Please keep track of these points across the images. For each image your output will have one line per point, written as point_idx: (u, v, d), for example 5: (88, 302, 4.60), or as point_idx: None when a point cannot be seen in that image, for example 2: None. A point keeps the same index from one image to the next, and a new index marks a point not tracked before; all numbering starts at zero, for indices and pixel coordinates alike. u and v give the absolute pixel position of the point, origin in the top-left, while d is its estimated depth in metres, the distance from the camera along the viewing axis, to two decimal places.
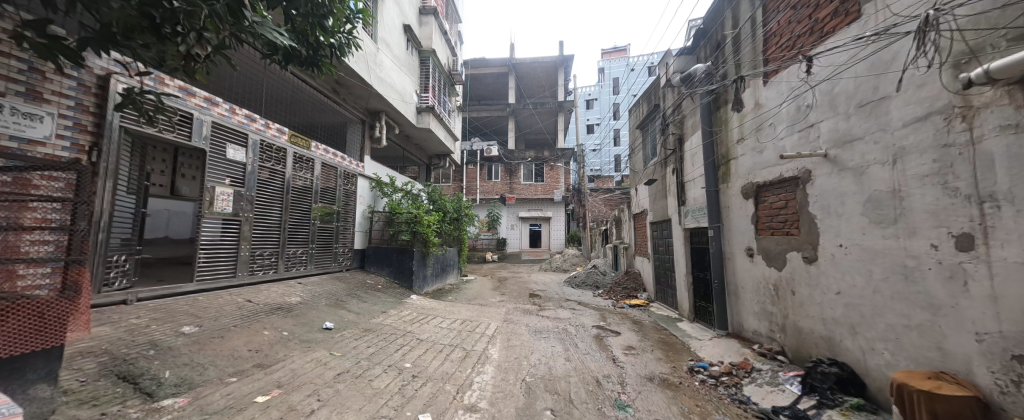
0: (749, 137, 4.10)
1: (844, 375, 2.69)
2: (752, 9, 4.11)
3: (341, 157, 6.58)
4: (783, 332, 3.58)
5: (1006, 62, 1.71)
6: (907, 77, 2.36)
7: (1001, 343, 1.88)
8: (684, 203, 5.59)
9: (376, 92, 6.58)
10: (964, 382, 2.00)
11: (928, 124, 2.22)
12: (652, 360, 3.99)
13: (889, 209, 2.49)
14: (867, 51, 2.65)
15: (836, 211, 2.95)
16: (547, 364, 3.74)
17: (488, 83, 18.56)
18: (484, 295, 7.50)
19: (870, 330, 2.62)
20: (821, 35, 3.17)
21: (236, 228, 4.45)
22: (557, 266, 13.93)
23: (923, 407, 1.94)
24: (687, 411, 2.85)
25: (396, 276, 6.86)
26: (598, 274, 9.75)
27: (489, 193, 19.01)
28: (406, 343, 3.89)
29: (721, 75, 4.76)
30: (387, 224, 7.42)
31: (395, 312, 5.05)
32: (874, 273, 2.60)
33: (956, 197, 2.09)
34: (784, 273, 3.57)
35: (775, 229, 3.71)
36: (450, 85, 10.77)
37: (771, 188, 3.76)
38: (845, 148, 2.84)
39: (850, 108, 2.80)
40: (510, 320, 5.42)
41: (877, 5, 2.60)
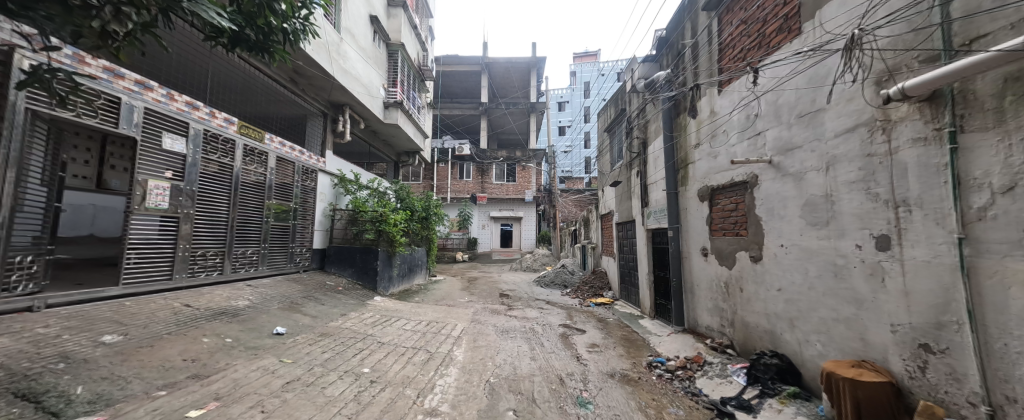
0: (704, 142, 4.33)
1: (783, 366, 2.91)
2: (709, 21, 4.32)
3: (299, 151, 6.22)
4: (731, 327, 3.81)
5: (922, 79, 1.90)
6: (838, 91, 2.58)
7: (911, 333, 2.10)
8: (647, 205, 5.81)
9: (339, 84, 6.30)
10: (881, 369, 2.23)
11: (856, 135, 2.44)
12: (614, 356, 4.11)
13: (823, 211, 2.71)
14: (805, 65, 2.88)
15: (779, 214, 3.17)
16: (511, 364, 3.72)
17: (460, 80, 18.32)
18: (452, 296, 7.39)
19: (806, 324, 2.84)
20: (767, 49, 3.40)
21: (175, 226, 4.07)
22: (527, 266, 14.02)
23: (847, 393, 2.13)
24: (644, 405, 2.95)
25: (359, 277, 6.59)
26: (566, 273, 9.93)
27: (460, 192, 18.83)
28: (366, 346, 3.73)
29: (681, 82, 4.99)
30: (350, 223, 7.11)
31: (356, 314, 4.85)
32: (810, 271, 2.83)
33: (877, 202, 2.31)
34: (733, 271, 3.80)
35: (726, 229, 3.94)
36: (420, 82, 10.57)
37: (723, 192, 3.99)
38: (786, 155, 3.07)
39: (791, 118, 3.02)
40: (476, 320, 5.37)
41: (815, 23, 2.83)
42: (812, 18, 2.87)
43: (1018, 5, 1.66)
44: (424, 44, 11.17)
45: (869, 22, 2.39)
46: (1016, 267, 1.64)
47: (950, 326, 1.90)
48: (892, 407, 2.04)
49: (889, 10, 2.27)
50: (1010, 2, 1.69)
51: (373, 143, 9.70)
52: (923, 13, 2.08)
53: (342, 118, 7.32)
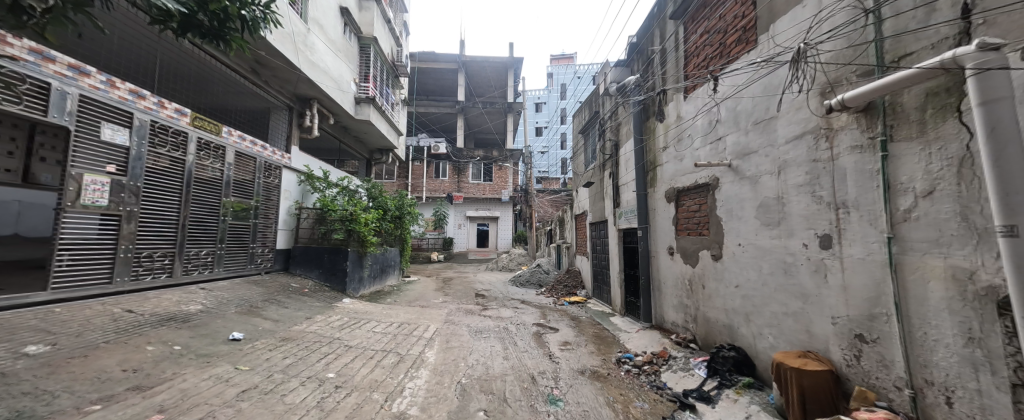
0: (671, 146, 4.52)
1: (739, 358, 3.09)
2: (676, 28, 4.50)
3: (261, 146, 5.90)
4: (694, 323, 3.99)
5: (859, 92, 2.08)
6: (788, 101, 2.78)
7: (849, 325, 2.29)
8: (618, 205, 5.97)
9: (305, 77, 6.01)
10: (823, 359, 2.42)
11: (803, 142, 2.63)
12: (586, 354, 4.20)
13: (775, 212, 2.90)
14: (760, 75, 3.07)
15: (736, 214, 3.36)
16: (483, 364, 3.71)
17: (436, 78, 18.04)
18: (425, 296, 7.27)
19: (760, 318, 3.03)
20: (727, 58, 3.60)
21: (116, 225, 3.75)
22: (503, 266, 14.04)
23: (793, 382, 2.30)
24: (611, 400, 3.04)
25: (327, 278, 6.33)
26: (541, 272, 10.03)
27: (436, 192, 18.62)
28: (332, 350, 3.59)
29: (650, 87, 5.16)
30: (317, 222, 6.81)
31: (322, 317, 4.65)
32: (763, 268, 3.02)
33: (821, 204, 2.50)
34: (697, 269, 3.98)
35: (690, 229, 4.13)
36: (394, 78, 10.31)
37: (688, 193, 4.17)
38: (743, 159, 3.25)
39: (748, 125, 3.21)
40: (449, 321, 5.31)
41: (770, 37, 3.02)
42: (767, 31, 3.05)
43: (938, 27, 1.85)
44: (398, 40, 10.91)
45: (814, 37, 2.59)
46: (935, 263, 1.83)
47: (881, 317, 2.09)
48: (831, 393, 2.21)
49: (831, 27, 2.47)
50: (931, 23, 1.88)
51: (344, 140, 9.36)
52: (859, 31, 2.28)
53: (310, 113, 7.02)
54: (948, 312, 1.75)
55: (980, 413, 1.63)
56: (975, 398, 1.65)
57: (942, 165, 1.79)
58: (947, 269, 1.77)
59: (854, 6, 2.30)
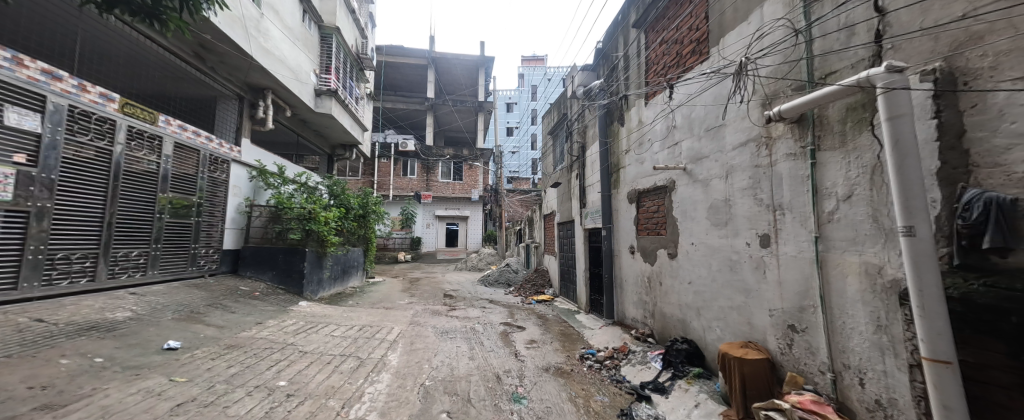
0: (633, 149, 4.71)
1: (691, 350, 3.30)
2: (638, 37, 4.70)
3: (206, 138, 5.45)
4: (652, 318, 4.20)
5: (793, 104, 2.29)
6: (735, 110, 3.00)
7: (783, 316, 2.52)
8: (585, 205, 6.13)
9: (259, 65, 5.63)
10: (761, 348, 2.64)
11: (747, 149, 2.86)
12: (551, 351, 4.29)
13: (723, 214, 3.12)
14: (711, 85, 3.29)
15: (690, 215, 3.57)
16: (448, 365, 3.66)
17: (405, 73, 17.53)
18: (390, 298, 7.05)
19: (709, 312, 3.25)
20: (682, 68, 3.81)
21: (23, 222, 3.30)
22: (472, 265, 13.96)
23: (735, 370, 2.50)
24: (573, 395, 3.13)
25: (281, 280, 5.96)
26: (510, 272, 10.09)
27: (403, 190, 18.19)
28: (284, 357, 3.38)
29: (614, 92, 5.35)
30: (272, 221, 6.39)
31: (275, 322, 4.37)
32: (712, 265, 3.24)
33: (762, 206, 2.72)
34: (655, 267, 4.19)
35: (650, 229, 4.33)
36: (358, 71, 9.91)
37: (647, 195, 4.38)
38: (696, 163, 3.47)
39: (701, 131, 3.42)
40: (415, 323, 5.18)
41: (720, 50, 3.25)
42: (718, 45, 3.28)
43: (857, 49, 2.08)
44: (364, 31, 10.49)
45: (758, 53, 2.81)
46: (851, 259, 2.05)
47: (809, 309, 2.31)
48: (767, 379, 2.43)
49: (770, 44, 2.71)
50: (851, 45, 2.11)
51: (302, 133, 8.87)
52: (793, 49, 2.52)
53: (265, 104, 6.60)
54: (862, 302, 1.98)
55: (885, 392, 1.85)
56: (881, 378, 1.87)
57: (858, 173, 2.02)
58: (861, 265, 1.99)
59: (789, 26, 2.54)
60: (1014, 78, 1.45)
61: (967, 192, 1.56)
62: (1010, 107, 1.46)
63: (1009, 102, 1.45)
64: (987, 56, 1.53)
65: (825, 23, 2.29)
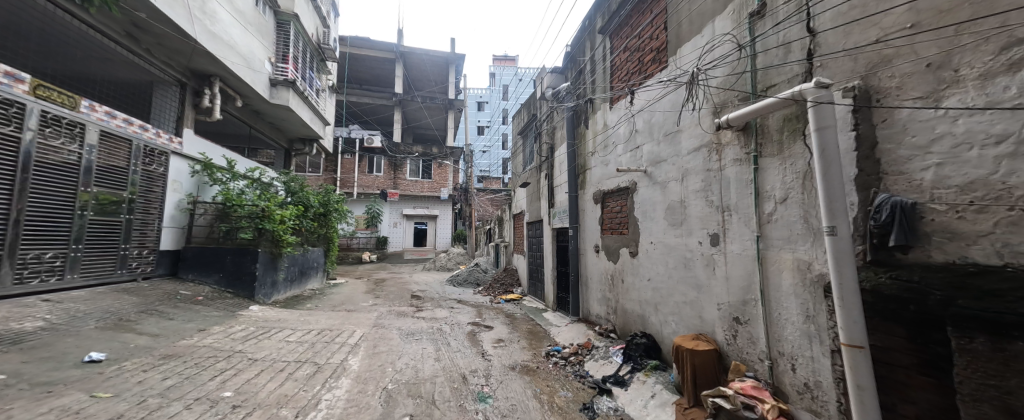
0: (598, 151, 4.87)
1: (649, 344, 3.48)
2: (603, 43, 4.85)
3: (140, 126, 4.94)
4: (615, 314, 4.37)
5: (739, 114, 2.48)
6: (689, 117, 3.20)
7: (729, 309, 2.72)
8: (553, 205, 6.25)
9: (204, 50, 5.17)
10: (710, 340, 2.84)
11: (700, 154, 3.05)
12: (517, 349, 4.33)
13: (678, 214, 3.31)
14: (669, 93, 3.48)
15: (649, 215, 3.76)
16: (412, 368, 3.57)
17: (371, 66, 16.88)
18: (353, 300, 6.78)
19: (665, 307, 3.43)
20: (643, 75, 4.00)
21: None
22: (441, 265, 13.76)
23: (687, 362, 2.67)
24: (538, 392, 3.18)
25: (229, 284, 5.52)
26: (479, 271, 10.06)
27: (369, 187, 17.55)
28: (232, 366, 3.14)
29: (581, 95, 5.49)
30: (218, 219, 5.90)
31: (221, 328, 4.04)
32: (668, 263, 3.42)
33: (712, 207, 2.92)
34: (618, 265, 4.35)
35: (613, 229, 4.50)
36: (320, 62, 9.41)
37: (611, 196, 4.54)
38: (655, 166, 3.65)
39: (660, 136, 3.61)
40: (378, 325, 5.02)
41: (676, 60, 3.44)
42: (675, 54, 3.47)
43: (793, 65, 2.29)
44: (326, 20, 9.97)
45: (709, 64, 3.01)
46: (786, 256, 2.26)
47: (751, 302, 2.51)
48: (715, 369, 2.62)
49: (720, 56, 2.91)
50: (788, 61, 2.33)
51: (255, 125, 8.27)
52: (739, 62, 2.72)
53: (212, 92, 6.10)
54: (794, 295, 2.18)
55: (812, 376, 2.06)
56: (809, 363, 2.08)
57: (793, 178, 2.22)
58: (794, 261, 2.20)
59: (736, 41, 2.74)
60: (916, 97, 1.67)
61: (878, 196, 1.77)
62: (912, 123, 1.68)
63: (911, 119, 1.68)
64: (895, 77, 1.75)
65: (766, 40, 2.50)
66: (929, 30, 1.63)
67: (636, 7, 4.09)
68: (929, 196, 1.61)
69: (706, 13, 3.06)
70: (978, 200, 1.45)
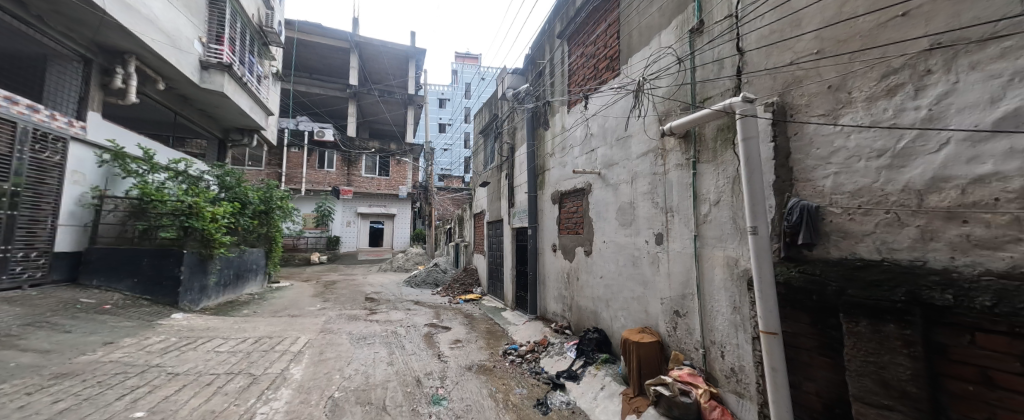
0: (557, 153, 5.00)
1: (600, 338, 3.64)
2: (562, 47, 4.99)
3: (25, 107, 4.22)
4: (570, 311, 4.51)
5: (680, 122, 2.67)
6: (639, 123, 3.39)
7: (670, 304, 2.93)
8: (513, 205, 6.30)
9: (115, 23, 4.51)
10: (654, 332, 3.04)
11: (648, 158, 3.25)
12: (474, 349, 4.31)
13: (628, 214, 3.50)
14: (621, 99, 3.67)
15: (602, 216, 3.92)
16: (362, 374, 3.40)
17: (323, 55, 15.81)
18: (299, 304, 6.31)
19: (616, 302, 3.62)
20: (597, 81, 4.17)
21: None
22: (398, 266, 13.31)
23: (633, 354, 2.84)
24: (494, 391, 3.19)
25: (146, 289, 4.88)
26: (439, 272, 9.87)
27: (319, 184, 16.46)
28: (147, 382, 2.78)
29: (541, 97, 5.60)
30: (134, 217, 5.22)
31: (134, 341, 3.55)
32: (619, 261, 3.60)
33: (658, 208, 3.12)
34: (573, 264, 4.50)
35: (569, 228, 4.64)
36: (261, 46, 8.61)
37: (568, 196, 4.69)
38: (608, 169, 3.83)
39: (612, 140, 3.79)
40: (326, 330, 4.72)
41: (627, 68, 3.64)
42: (626, 63, 3.67)
43: (725, 80, 2.52)
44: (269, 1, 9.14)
45: (656, 75, 3.22)
46: (718, 253, 2.48)
47: (689, 296, 2.73)
48: (657, 359, 2.82)
49: (664, 68, 3.12)
50: (721, 76, 2.56)
51: (182, 110, 7.37)
52: (681, 74, 2.93)
53: (125, 73, 5.35)
54: (724, 288, 2.40)
55: (738, 361, 2.28)
56: (735, 349, 2.30)
57: (724, 182, 2.45)
58: (725, 258, 2.42)
59: (679, 55, 2.97)
60: (820, 114, 1.92)
61: (791, 200, 2.01)
62: (817, 136, 1.93)
63: (816, 133, 1.93)
64: (803, 96, 2.00)
65: (703, 55, 2.72)
66: (830, 57, 1.88)
67: (592, 14, 4.26)
68: (828, 200, 1.86)
69: (654, 27, 3.27)
70: (864, 204, 1.71)
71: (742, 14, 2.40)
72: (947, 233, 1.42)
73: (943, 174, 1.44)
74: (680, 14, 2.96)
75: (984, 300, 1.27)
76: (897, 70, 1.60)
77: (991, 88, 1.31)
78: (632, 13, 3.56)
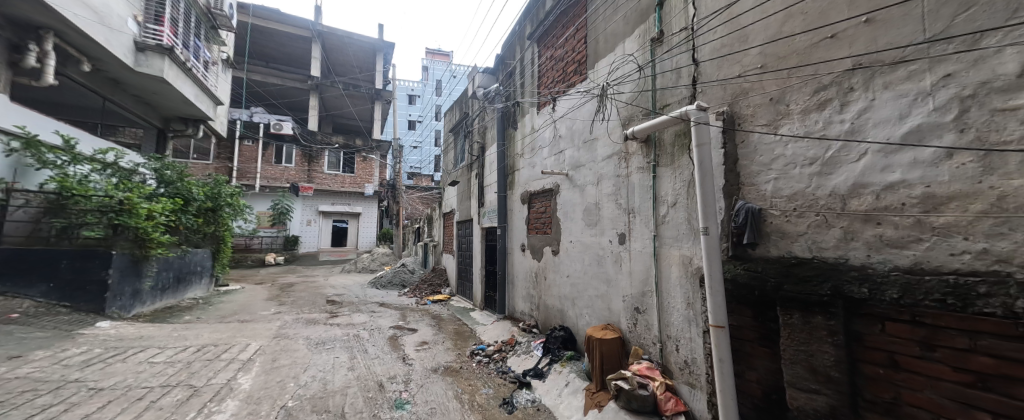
0: (526, 153, 5.04)
1: (566, 336, 3.72)
2: (532, 49, 5.04)
3: None
4: (537, 310, 4.56)
5: (642, 127, 2.79)
6: (605, 126, 3.50)
7: (631, 301, 3.05)
8: (483, 205, 6.28)
9: None
10: (616, 329, 3.16)
11: (612, 161, 3.37)
12: (441, 351, 4.24)
13: (594, 215, 3.60)
14: (588, 103, 3.77)
15: (569, 216, 4.01)
16: (320, 380, 3.23)
17: (282, 43, 14.84)
18: (250, 309, 5.88)
19: (581, 301, 3.71)
20: (565, 84, 4.25)
21: None
22: (362, 267, 12.80)
23: (596, 350, 2.93)
24: (460, 393, 3.16)
25: (64, 295, 4.33)
26: (406, 272, 9.60)
27: (276, 180, 15.45)
28: (63, 400, 2.46)
29: (511, 97, 5.63)
30: (50, 214, 4.58)
31: (49, 354, 3.14)
32: (585, 260, 3.70)
33: (621, 209, 3.24)
34: (541, 263, 4.56)
35: (538, 228, 4.70)
36: (209, 29, 7.92)
37: (537, 197, 4.74)
38: (575, 170, 3.92)
39: (579, 142, 3.88)
40: (281, 335, 4.44)
41: (593, 73, 3.75)
42: (592, 68, 3.77)
43: (682, 89, 2.67)
44: None
45: (620, 80, 3.34)
46: (675, 253, 2.61)
47: (648, 293, 2.86)
48: (618, 354, 2.93)
49: (628, 74, 3.25)
50: (678, 85, 2.71)
51: (113, 96, 6.64)
52: (643, 80, 3.06)
53: (40, 50, 4.76)
54: (680, 285, 2.54)
55: (691, 354, 2.42)
56: (689, 343, 2.44)
57: (681, 185, 2.59)
58: (680, 257, 2.56)
59: (641, 63, 3.10)
60: (762, 124, 2.09)
61: (738, 202, 2.16)
62: (760, 145, 2.09)
63: (759, 141, 2.09)
64: (748, 107, 2.17)
65: (663, 64, 2.87)
66: (772, 72, 2.05)
67: (561, 18, 4.34)
68: (769, 203, 2.02)
69: (618, 34, 3.39)
70: (799, 207, 1.88)
71: (696, 28, 2.56)
72: (865, 234, 1.60)
73: (862, 181, 1.61)
74: (642, 24, 3.09)
75: (892, 293, 1.45)
76: (827, 86, 1.78)
77: (900, 106, 1.50)
78: (598, 19, 3.67)
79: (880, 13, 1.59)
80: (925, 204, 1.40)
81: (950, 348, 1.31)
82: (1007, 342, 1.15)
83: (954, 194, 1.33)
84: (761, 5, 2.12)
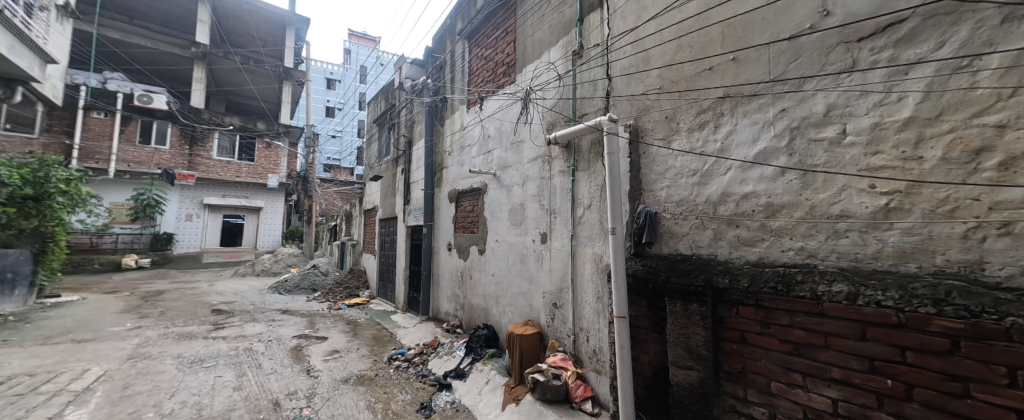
0: (455, 151, 4.94)
1: (489, 334, 3.75)
2: (462, 46, 4.96)
3: None
4: (462, 310, 4.51)
5: (563, 132, 2.93)
6: (531, 130, 3.61)
7: (550, 297, 3.21)
8: (408, 203, 5.98)
9: None
10: (536, 325, 3.29)
11: (537, 163, 3.50)
12: (355, 359, 3.90)
13: (519, 215, 3.69)
14: (515, 106, 3.85)
15: (496, 215, 4.05)
16: (193, 406, 2.69)
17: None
18: (95, 325, 4.62)
19: (505, 299, 3.78)
20: (495, 85, 4.28)
21: None
22: (262, 269, 11.16)
23: (516, 345, 3.03)
24: (373, 403, 2.94)
25: None
26: (317, 274, 8.65)
27: (144, 164, 12.50)
28: None
29: (440, 92, 5.47)
30: None
31: None
32: (509, 258, 3.78)
33: (543, 210, 3.39)
34: (467, 262, 4.52)
35: (464, 227, 4.65)
36: None
37: (464, 195, 4.69)
38: (502, 170, 3.98)
39: (507, 143, 3.95)
40: (139, 356, 3.58)
41: (520, 77, 3.85)
42: (519, 73, 3.87)
43: (598, 100, 2.90)
44: None
45: (545, 86, 3.47)
46: (588, 251, 2.83)
47: (565, 289, 3.03)
48: (536, 348, 3.06)
49: (550, 81, 3.42)
50: (594, 96, 2.93)
51: None
52: (564, 89, 3.25)
53: None
54: (592, 281, 2.76)
55: (599, 344, 2.63)
56: (597, 333, 2.66)
57: (595, 189, 2.82)
58: (593, 255, 2.78)
59: (563, 71, 3.27)
60: (659, 138, 2.38)
61: (639, 207, 2.43)
62: (657, 156, 2.38)
63: (657, 153, 2.38)
64: (649, 122, 2.45)
65: (582, 75, 3.07)
66: (667, 92, 2.34)
67: (492, 20, 4.37)
68: (663, 208, 2.32)
69: (544, 42, 3.54)
70: (683, 211, 2.18)
71: (610, 45, 2.80)
72: (728, 234, 1.94)
73: (728, 191, 1.95)
74: (565, 36, 3.28)
75: (744, 283, 1.78)
76: (705, 109, 2.10)
77: (754, 131, 1.85)
78: (526, 25, 3.78)
79: (743, 53, 1.94)
80: (767, 211, 1.75)
81: (778, 325, 1.65)
82: (812, 318, 1.52)
83: (785, 203, 1.68)
84: (660, 32, 2.41)
